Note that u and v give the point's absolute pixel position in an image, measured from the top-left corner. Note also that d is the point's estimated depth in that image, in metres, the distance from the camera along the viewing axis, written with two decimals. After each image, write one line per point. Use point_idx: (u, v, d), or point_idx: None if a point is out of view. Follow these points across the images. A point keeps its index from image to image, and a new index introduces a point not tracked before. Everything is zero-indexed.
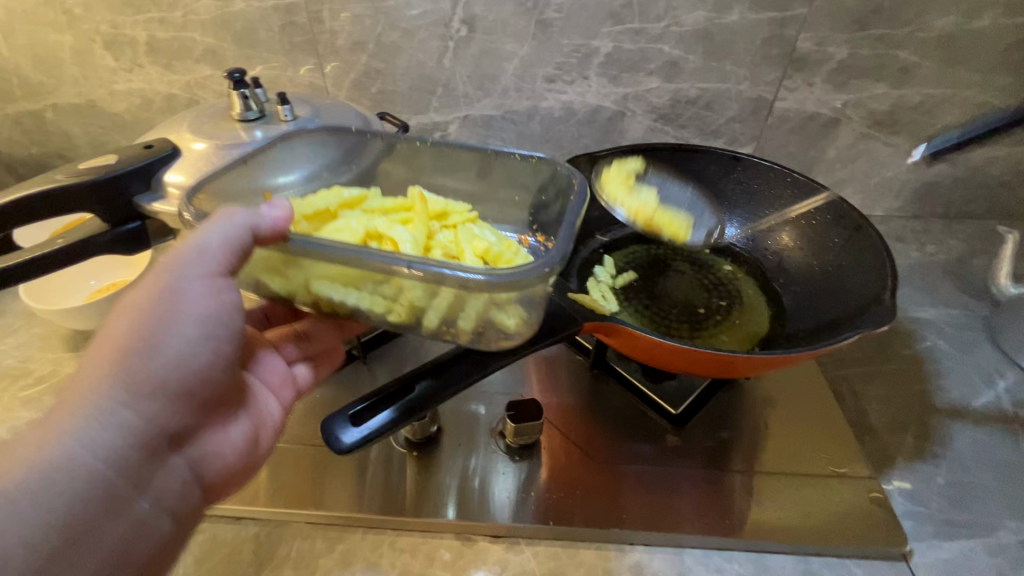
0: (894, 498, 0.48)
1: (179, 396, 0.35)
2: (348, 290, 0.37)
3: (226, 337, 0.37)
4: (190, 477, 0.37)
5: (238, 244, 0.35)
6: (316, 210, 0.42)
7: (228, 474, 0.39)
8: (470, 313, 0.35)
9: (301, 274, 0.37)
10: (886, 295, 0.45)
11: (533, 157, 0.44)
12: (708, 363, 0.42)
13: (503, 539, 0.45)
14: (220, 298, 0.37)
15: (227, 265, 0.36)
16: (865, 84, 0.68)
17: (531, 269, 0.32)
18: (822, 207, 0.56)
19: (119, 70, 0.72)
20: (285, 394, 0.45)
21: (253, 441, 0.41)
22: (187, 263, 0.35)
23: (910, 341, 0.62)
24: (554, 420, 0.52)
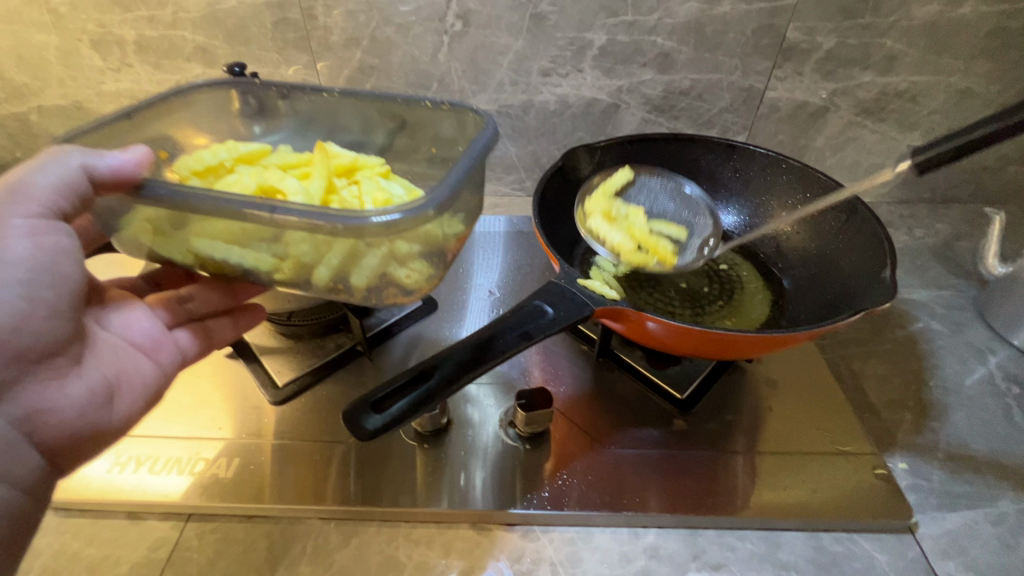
0: (898, 474, 0.49)
1: None
2: (229, 246, 0.40)
3: (52, 282, 0.38)
4: (20, 436, 0.37)
5: (72, 187, 0.38)
6: (209, 165, 0.44)
7: (70, 440, 0.39)
8: (363, 271, 0.39)
9: (182, 234, 0.41)
10: (886, 273, 0.45)
11: (444, 103, 0.48)
12: (719, 344, 0.43)
13: (518, 527, 0.45)
14: (40, 239, 0.37)
15: (55, 206, 0.38)
16: (852, 73, 0.70)
17: (422, 205, 0.35)
18: (817, 191, 0.56)
19: (107, 70, 0.71)
20: (161, 357, 0.47)
21: (94, 396, 0.40)
22: (8, 203, 0.36)
23: (903, 323, 0.64)
24: (562, 408, 0.53)
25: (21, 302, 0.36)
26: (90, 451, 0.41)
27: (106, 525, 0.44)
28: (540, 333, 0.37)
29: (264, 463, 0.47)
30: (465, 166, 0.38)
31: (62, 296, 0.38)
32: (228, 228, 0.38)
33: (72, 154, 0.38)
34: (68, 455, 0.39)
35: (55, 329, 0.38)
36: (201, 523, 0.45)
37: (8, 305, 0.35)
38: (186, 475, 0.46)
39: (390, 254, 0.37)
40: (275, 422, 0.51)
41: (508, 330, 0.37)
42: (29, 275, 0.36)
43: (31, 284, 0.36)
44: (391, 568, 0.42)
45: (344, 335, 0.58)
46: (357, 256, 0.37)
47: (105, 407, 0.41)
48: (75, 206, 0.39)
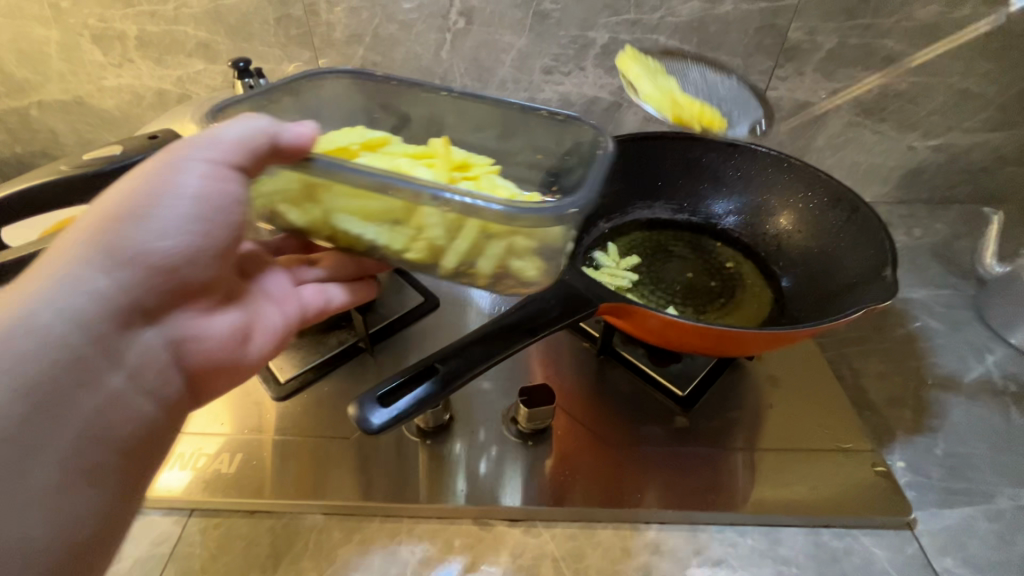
0: (897, 470, 0.49)
1: (171, 270, 0.36)
2: (365, 225, 0.38)
3: (219, 222, 0.37)
4: (170, 359, 0.38)
5: (255, 146, 0.35)
6: (340, 148, 0.41)
7: (211, 365, 0.40)
8: (488, 258, 0.37)
9: (321, 210, 0.38)
10: (887, 273, 0.45)
11: (560, 115, 0.45)
12: (720, 341, 0.43)
13: (520, 523, 0.45)
14: (214, 184, 0.36)
15: (235, 161, 0.36)
16: (853, 73, 0.70)
17: (547, 207, 0.33)
18: (819, 190, 0.56)
19: (108, 65, 0.70)
20: (290, 307, 0.46)
21: (241, 332, 0.41)
22: (196, 146, 0.36)
23: (902, 321, 0.64)
24: (564, 405, 0.53)
25: (188, 240, 0.36)
26: (224, 382, 0.42)
27: None
28: (542, 333, 0.37)
29: (267, 459, 0.47)
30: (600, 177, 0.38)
31: (226, 238, 0.38)
32: (366, 207, 0.36)
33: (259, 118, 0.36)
34: (200, 383, 0.40)
35: (212, 268, 0.38)
36: (203, 518, 0.45)
37: (173, 239, 0.35)
38: (187, 470, 0.46)
39: (509, 248, 0.36)
40: (280, 418, 0.51)
41: (516, 327, 0.38)
42: (195, 213, 0.36)
43: (185, 220, 0.35)
44: (394, 563, 0.42)
45: (346, 331, 0.58)
46: (482, 244, 0.36)
47: (242, 345, 0.41)
48: (254, 167, 0.37)
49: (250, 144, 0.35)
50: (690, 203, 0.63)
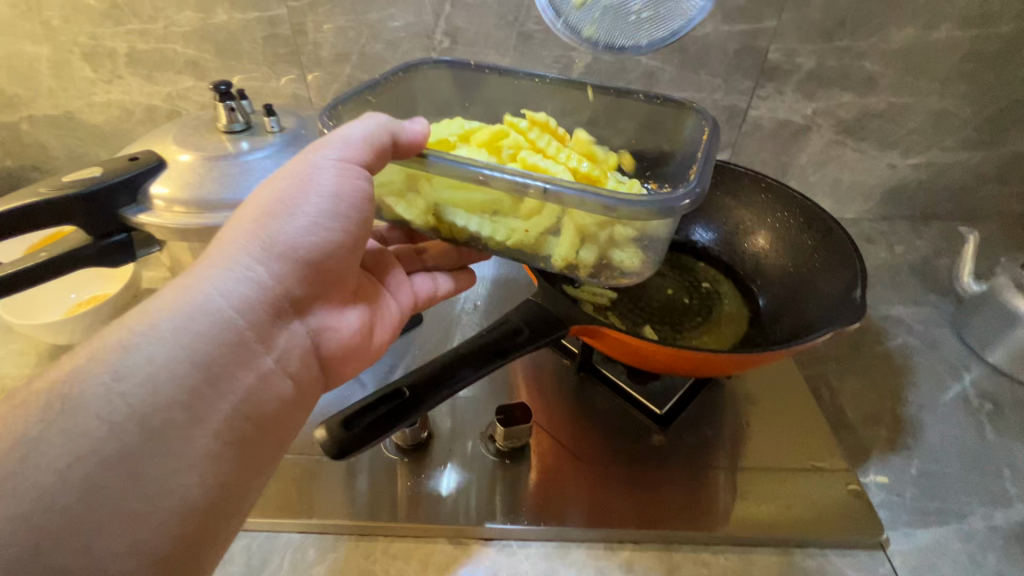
0: (871, 489, 0.50)
1: (311, 262, 0.39)
2: (467, 215, 0.43)
3: (354, 218, 0.41)
4: (310, 346, 0.40)
5: (377, 143, 0.39)
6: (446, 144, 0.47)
7: (343, 357, 0.42)
8: (592, 249, 0.42)
9: (432, 195, 0.43)
10: (858, 294, 0.45)
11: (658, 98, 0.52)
12: (690, 362, 0.44)
13: (495, 542, 0.45)
14: (348, 181, 0.40)
15: (363, 160, 0.40)
16: (832, 93, 0.71)
17: (665, 203, 0.36)
18: (795, 210, 0.57)
19: (98, 81, 0.71)
20: (402, 297, 0.50)
21: (362, 324, 0.43)
22: (332, 146, 0.40)
23: (880, 338, 0.65)
24: (542, 422, 0.53)
25: (318, 234, 0.39)
26: (354, 367, 0.43)
27: None
28: (514, 355, 0.38)
29: None
30: (710, 172, 0.40)
31: (359, 233, 0.41)
32: (478, 198, 0.41)
33: (378, 116, 0.40)
34: (335, 371, 0.42)
35: (350, 258, 0.42)
36: None
37: (315, 234, 0.39)
38: None
39: (610, 238, 0.41)
40: None
41: (486, 349, 0.38)
42: (322, 207, 0.39)
43: (322, 216, 0.39)
44: None
45: None
46: (588, 234, 0.41)
47: (365, 334, 0.44)
48: (378, 163, 0.41)
49: (371, 140, 0.39)
50: None
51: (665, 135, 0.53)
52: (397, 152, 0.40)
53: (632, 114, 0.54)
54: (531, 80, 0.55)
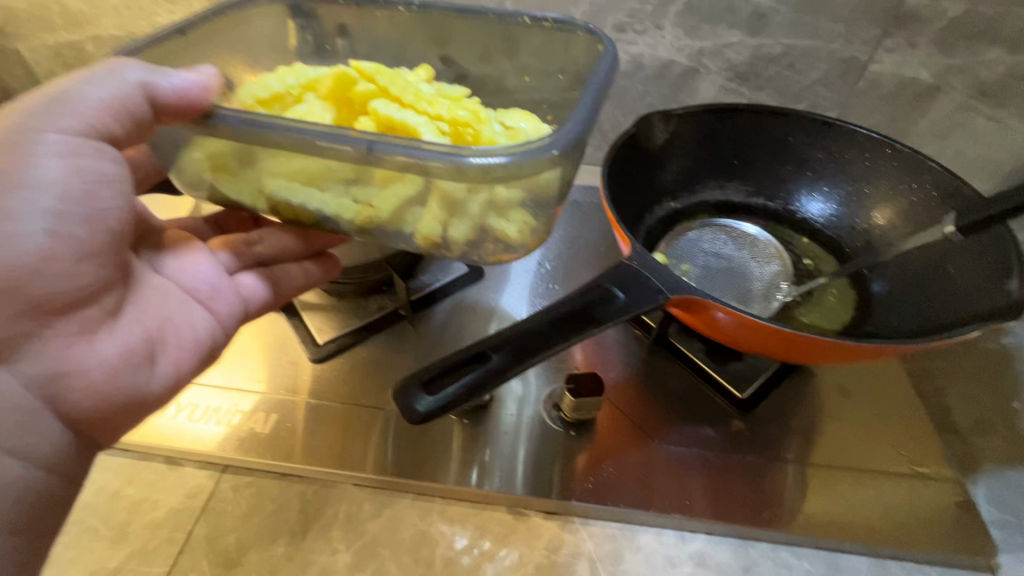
0: (981, 504, 0.44)
1: (11, 288, 0.34)
2: (309, 190, 0.39)
3: (84, 215, 0.37)
4: (40, 403, 0.36)
5: (114, 106, 0.36)
6: (276, 95, 0.43)
7: (101, 404, 0.37)
8: (464, 223, 0.38)
9: (254, 174, 0.39)
10: (1013, 284, 0.39)
11: (549, 20, 0.46)
12: (798, 347, 0.38)
13: (557, 516, 0.43)
14: (76, 161, 0.36)
15: (101, 125, 0.37)
16: (978, 48, 0.61)
17: (538, 149, 0.33)
18: (927, 182, 0.50)
19: (161, 0, 0.68)
20: (217, 307, 0.46)
21: (129, 349, 0.39)
22: (51, 117, 0.36)
23: (998, 336, 0.57)
24: (611, 396, 0.49)
25: (46, 238, 0.35)
26: (122, 424, 0.39)
27: (145, 467, 0.44)
28: (609, 324, 0.34)
29: (302, 423, 0.46)
30: (585, 110, 0.36)
31: (95, 234, 0.37)
32: (306, 166, 0.37)
33: (130, 70, 0.37)
34: (95, 426, 0.38)
35: (87, 272, 0.37)
36: (236, 475, 0.44)
37: (37, 239, 0.35)
38: (223, 425, 0.46)
39: (490, 202, 0.36)
40: (317, 380, 0.49)
41: (575, 315, 0.34)
42: (59, 206, 0.36)
43: (61, 218, 0.36)
44: (423, 544, 0.41)
45: (387, 297, 0.55)
46: (458, 204, 0.37)
47: (144, 369, 0.40)
48: (127, 131, 0.38)
49: (122, 103, 0.36)
50: (768, 187, 0.57)
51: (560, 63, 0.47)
52: (164, 109, 0.36)
53: (534, 41, 0.47)
54: (393, 8, 0.49)
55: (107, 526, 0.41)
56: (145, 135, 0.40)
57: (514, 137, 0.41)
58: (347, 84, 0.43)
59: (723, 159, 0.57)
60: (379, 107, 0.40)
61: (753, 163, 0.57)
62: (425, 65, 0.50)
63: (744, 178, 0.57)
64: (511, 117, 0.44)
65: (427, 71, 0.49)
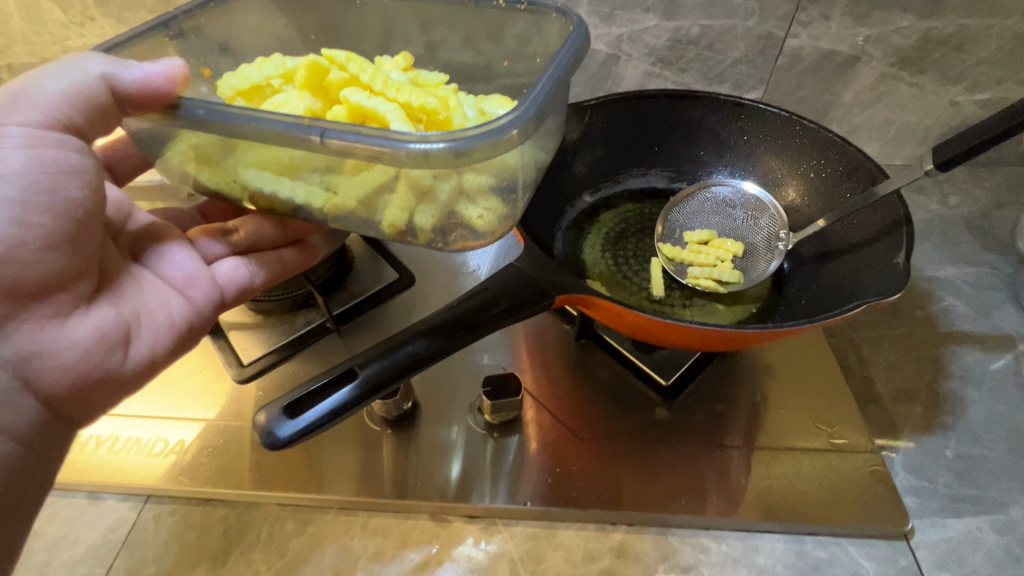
0: (897, 472, 0.45)
1: None
2: (280, 179, 0.38)
3: (49, 207, 0.36)
4: (16, 382, 0.37)
5: (77, 94, 0.36)
6: (255, 85, 0.41)
7: (73, 386, 0.38)
8: (433, 209, 0.37)
9: (229, 168, 0.39)
10: (900, 259, 0.40)
11: (521, 3, 0.43)
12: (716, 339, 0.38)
13: (479, 520, 0.43)
14: (40, 153, 0.35)
15: (63, 117, 0.36)
16: (890, 15, 0.61)
17: (500, 129, 0.31)
18: (833, 157, 0.50)
19: (70, 24, 0.67)
20: (194, 293, 0.45)
21: (102, 335, 0.39)
22: (12, 109, 0.35)
23: (925, 302, 0.58)
24: (536, 394, 0.49)
25: (12, 227, 0.35)
26: (98, 403, 0.40)
27: (67, 504, 0.44)
28: (515, 318, 0.35)
29: (225, 447, 0.46)
30: (552, 85, 0.34)
31: (63, 225, 0.37)
32: (277, 157, 0.35)
33: (92, 61, 0.36)
34: (72, 405, 0.39)
35: (50, 261, 0.37)
36: (158, 505, 0.44)
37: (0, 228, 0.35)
38: (145, 455, 0.46)
39: (459, 188, 0.35)
40: (241, 402, 0.49)
41: (457, 324, 0.34)
42: (23, 196, 0.35)
43: (26, 207, 0.35)
44: (346, 558, 0.41)
45: (315, 311, 0.55)
46: (428, 191, 0.35)
47: (116, 352, 0.40)
48: (92, 121, 0.37)
49: (84, 94, 0.36)
50: (688, 170, 0.57)
51: (533, 50, 0.46)
52: (127, 100, 0.36)
53: (512, 28, 0.45)
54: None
55: (28, 565, 0.41)
56: (113, 125, 0.39)
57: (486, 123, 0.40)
58: (322, 72, 0.41)
59: (641, 146, 0.57)
60: (350, 96, 0.39)
61: (672, 147, 0.57)
62: (408, 52, 0.47)
63: (665, 163, 0.58)
64: (488, 104, 0.41)
65: (406, 59, 0.46)
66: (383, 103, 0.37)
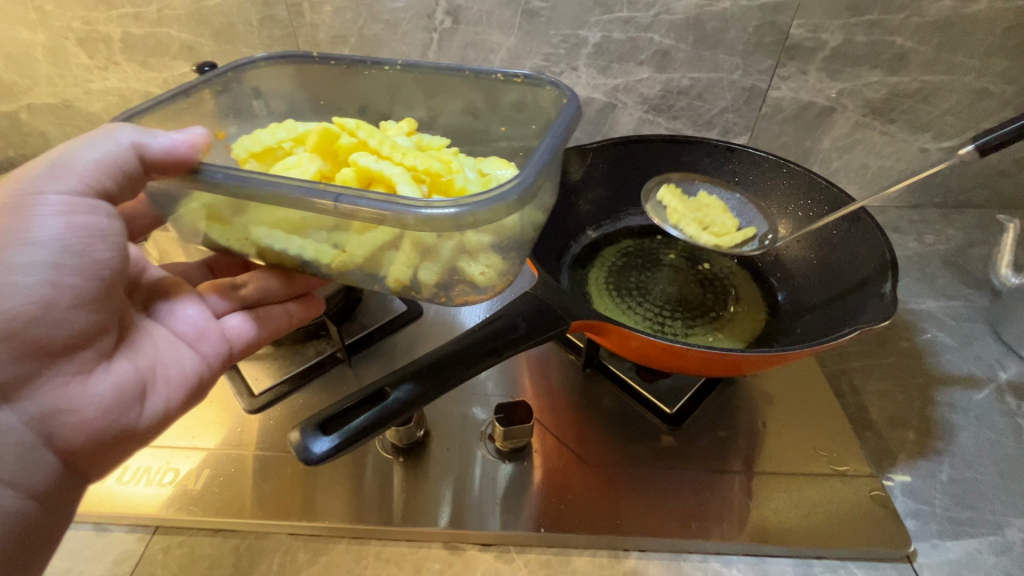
0: (896, 497, 0.46)
1: (8, 337, 0.35)
2: (290, 237, 0.39)
3: (78, 269, 0.37)
4: (38, 439, 0.36)
5: (112, 164, 0.37)
6: (267, 148, 0.44)
7: (91, 441, 0.38)
8: (436, 264, 0.38)
9: (239, 223, 0.40)
10: (887, 289, 0.43)
11: (517, 76, 0.47)
12: (715, 364, 0.40)
13: (493, 547, 0.43)
14: (75, 219, 0.37)
15: (96, 183, 0.37)
16: (860, 72, 0.67)
17: (500, 195, 0.32)
18: (818, 197, 0.55)
19: (94, 68, 0.70)
20: (203, 347, 0.45)
21: (121, 391, 0.39)
22: (50, 179, 0.37)
23: (910, 333, 0.61)
24: (545, 421, 0.51)
25: (44, 289, 0.36)
26: (110, 456, 0.39)
27: (72, 536, 0.44)
28: (526, 343, 0.37)
29: (236, 477, 0.46)
30: (548, 150, 0.36)
31: (90, 285, 0.37)
32: (287, 216, 0.37)
33: (123, 131, 0.38)
34: (88, 459, 0.38)
35: (77, 319, 0.37)
36: (167, 535, 0.44)
37: (33, 291, 0.35)
38: (154, 485, 0.45)
39: (460, 246, 0.36)
40: (246, 432, 0.49)
41: (479, 348, 0.36)
42: (57, 259, 0.36)
43: (58, 270, 0.36)
44: None
45: (325, 341, 0.56)
46: (430, 249, 0.36)
47: (133, 407, 0.40)
48: (123, 186, 0.38)
49: (114, 162, 0.37)
50: None
51: (529, 114, 0.49)
52: (156, 167, 0.37)
53: (508, 95, 0.49)
54: (381, 67, 0.51)
55: None
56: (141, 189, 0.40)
57: (486, 183, 0.43)
58: (333, 138, 0.43)
59: (641, 187, 0.60)
60: (359, 158, 0.40)
61: None
62: (410, 118, 0.50)
63: None
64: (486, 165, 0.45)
65: (410, 123, 0.49)
66: (392, 166, 0.39)
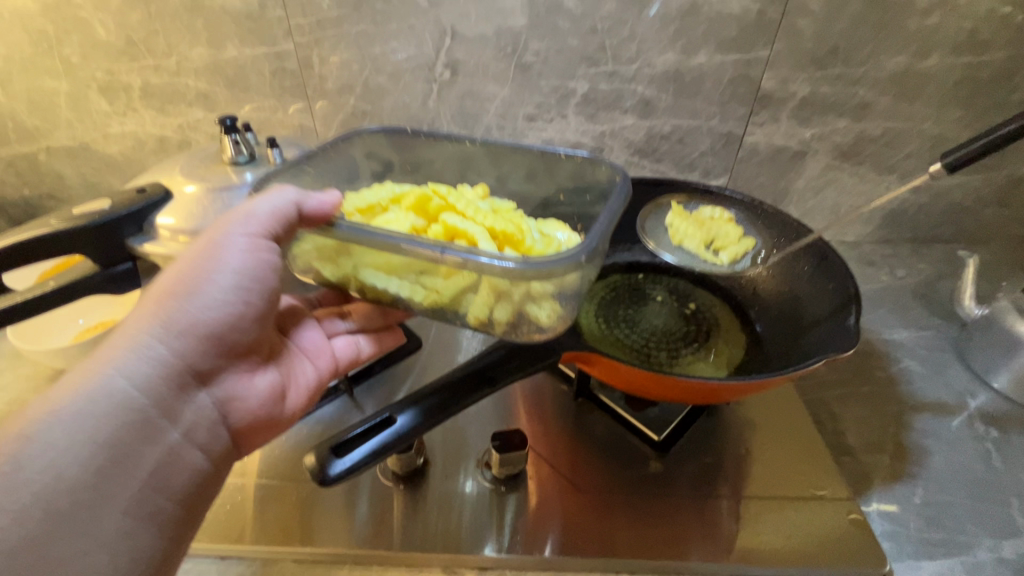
0: (874, 519, 0.49)
1: (206, 338, 0.39)
2: (388, 278, 0.41)
3: (258, 289, 0.41)
4: (218, 417, 0.41)
5: (284, 217, 0.40)
6: (370, 204, 0.47)
7: (253, 423, 0.43)
8: (507, 305, 0.38)
9: (349, 262, 0.42)
10: (851, 320, 0.47)
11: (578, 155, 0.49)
12: (696, 392, 0.43)
13: (490, 571, 0.45)
14: (259, 255, 0.41)
15: (272, 232, 0.41)
16: (827, 119, 0.72)
17: (567, 255, 0.35)
18: (789, 236, 0.59)
19: (113, 113, 0.74)
20: (322, 362, 0.50)
21: (272, 390, 0.44)
22: (237, 223, 0.41)
23: (884, 363, 0.64)
24: (539, 449, 0.53)
25: (234, 303, 0.40)
26: (258, 439, 0.44)
27: None
28: (528, 370, 0.41)
29: (242, 504, 0.48)
30: (606, 223, 0.39)
31: (266, 303, 0.42)
32: (388, 260, 0.39)
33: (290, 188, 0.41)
34: (248, 439, 0.43)
35: (252, 327, 0.42)
36: None
37: (226, 303, 0.40)
38: None
39: (527, 294, 0.37)
40: (250, 461, 0.51)
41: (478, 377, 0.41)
42: (242, 283, 0.41)
43: (243, 290, 0.41)
44: None
45: None
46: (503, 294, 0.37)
47: (278, 403, 0.44)
48: (290, 236, 0.42)
49: (280, 215, 0.40)
50: None
51: (586, 184, 0.51)
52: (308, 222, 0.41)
53: (563, 171, 0.51)
54: (460, 142, 0.53)
55: None
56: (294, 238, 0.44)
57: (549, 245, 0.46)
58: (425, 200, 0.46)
59: (628, 225, 0.65)
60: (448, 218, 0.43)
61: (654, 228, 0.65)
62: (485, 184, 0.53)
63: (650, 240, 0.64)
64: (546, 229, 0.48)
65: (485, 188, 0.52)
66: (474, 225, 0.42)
